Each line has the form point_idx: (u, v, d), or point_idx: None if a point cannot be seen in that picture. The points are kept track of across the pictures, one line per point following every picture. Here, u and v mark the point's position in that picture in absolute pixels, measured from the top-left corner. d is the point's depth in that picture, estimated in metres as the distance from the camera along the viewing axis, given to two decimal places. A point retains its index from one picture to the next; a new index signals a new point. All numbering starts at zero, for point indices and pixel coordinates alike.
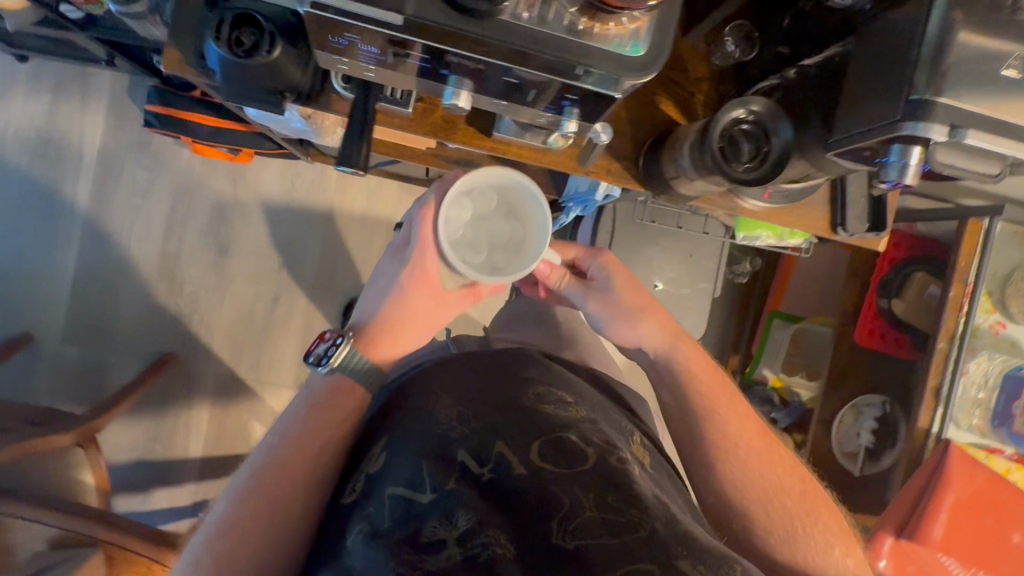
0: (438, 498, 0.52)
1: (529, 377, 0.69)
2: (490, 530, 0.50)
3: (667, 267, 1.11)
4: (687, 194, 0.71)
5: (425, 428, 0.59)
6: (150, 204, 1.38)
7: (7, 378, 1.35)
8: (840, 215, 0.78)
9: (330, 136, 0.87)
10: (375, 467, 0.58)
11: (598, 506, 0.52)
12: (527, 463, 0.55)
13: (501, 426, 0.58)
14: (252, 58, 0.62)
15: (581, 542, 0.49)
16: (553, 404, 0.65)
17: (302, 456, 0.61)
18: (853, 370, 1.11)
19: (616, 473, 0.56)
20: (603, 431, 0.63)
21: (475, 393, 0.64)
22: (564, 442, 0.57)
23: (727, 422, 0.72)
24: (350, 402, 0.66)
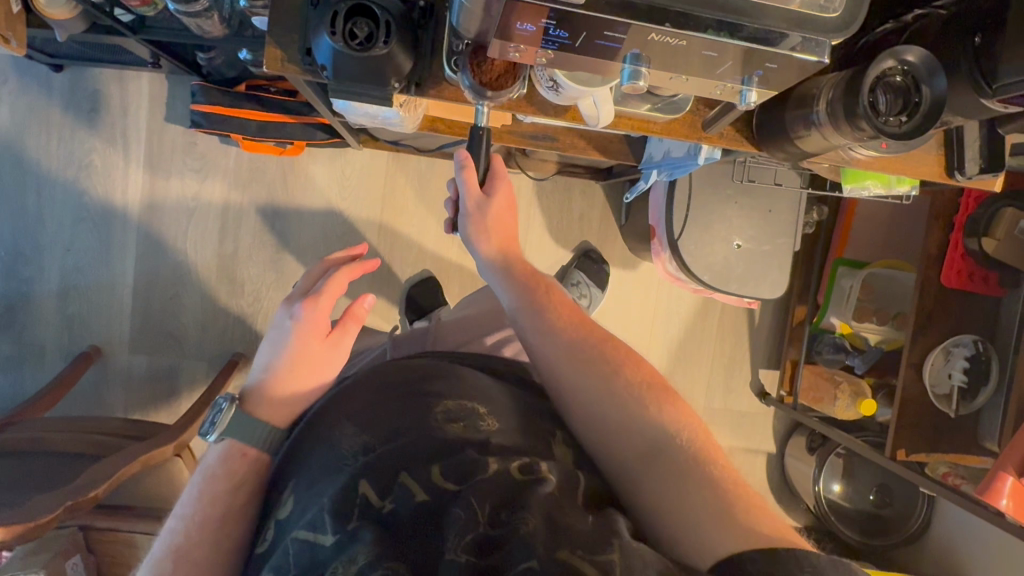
0: (339, 540, 0.51)
1: (435, 393, 0.64)
2: (388, 562, 0.48)
3: (747, 225, 1.10)
4: (814, 151, 0.69)
5: (327, 462, 0.58)
6: (201, 206, 1.36)
7: (81, 394, 1.35)
8: (956, 158, 0.76)
9: (410, 119, 0.86)
10: (283, 512, 0.57)
11: (492, 520, 0.50)
12: (429, 487, 0.54)
13: (396, 451, 0.57)
14: (369, 50, 0.60)
15: (470, 559, 0.47)
16: (462, 420, 0.60)
17: (199, 541, 0.59)
18: (940, 312, 1.10)
19: (524, 482, 0.54)
20: (519, 436, 0.61)
21: (375, 410, 0.62)
22: (465, 458, 0.56)
23: (562, 312, 0.72)
24: (247, 466, 0.64)
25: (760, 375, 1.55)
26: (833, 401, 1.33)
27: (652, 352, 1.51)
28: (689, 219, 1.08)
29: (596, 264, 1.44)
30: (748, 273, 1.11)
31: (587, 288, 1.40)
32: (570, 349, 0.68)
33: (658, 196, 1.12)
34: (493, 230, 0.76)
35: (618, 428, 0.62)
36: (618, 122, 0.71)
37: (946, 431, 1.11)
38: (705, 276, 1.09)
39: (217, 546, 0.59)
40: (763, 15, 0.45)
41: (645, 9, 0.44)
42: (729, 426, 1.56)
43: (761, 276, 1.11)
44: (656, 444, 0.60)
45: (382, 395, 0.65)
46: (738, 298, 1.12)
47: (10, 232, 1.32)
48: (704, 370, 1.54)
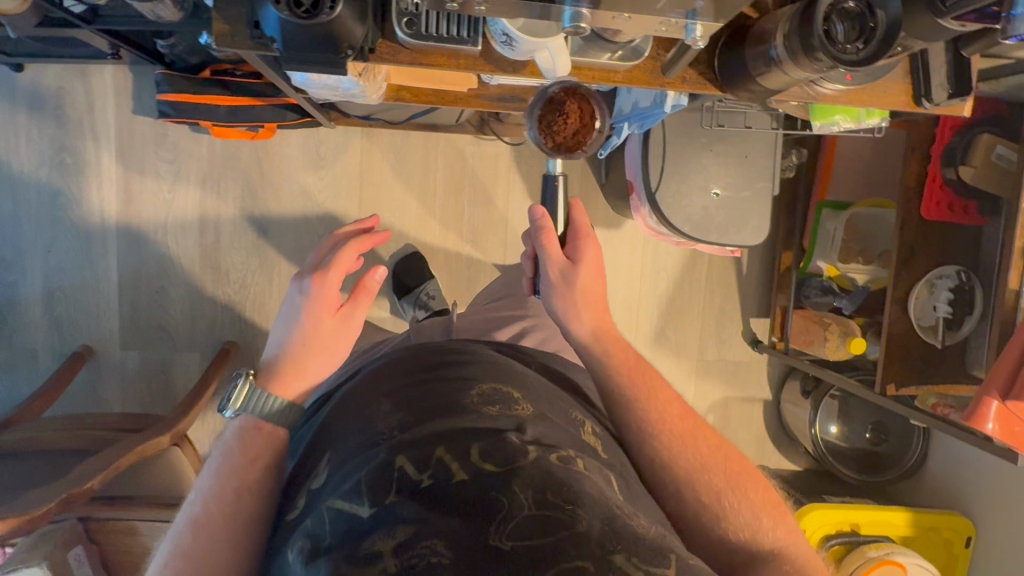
0: (376, 512, 0.52)
1: (471, 377, 0.67)
2: (427, 539, 0.49)
3: (724, 173, 1.09)
4: (777, 88, 0.68)
5: (364, 439, 0.60)
6: (178, 197, 1.35)
7: (77, 393, 1.36)
8: (923, 86, 0.75)
9: (373, 90, 0.86)
10: (316, 484, 0.60)
11: (536, 501, 0.52)
12: (468, 468, 0.54)
13: (433, 428, 0.58)
14: (315, 17, 0.59)
15: (516, 544, 0.48)
16: (498, 403, 0.63)
17: (217, 511, 0.62)
18: (922, 245, 1.10)
19: (564, 469, 0.55)
20: (554, 426, 0.62)
21: (415, 396, 0.65)
22: (506, 440, 0.57)
23: (665, 403, 0.73)
24: (260, 440, 0.67)
25: (752, 324, 1.56)
26: (823, 342, 1.34)
27: (642, 309, 1.52)
28: (665, 172, 1.08)
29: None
30: (729, 221, 1.10)
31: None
32: (677, 444, 0.70)
33: (633, 150, 1.11)
34: (586, 304, 0.78)
35: (721, 537, 0.66)
36: (579, 74, 0.70)
37: (934, 362, 1.12)
38: (685, 227, 1.09)
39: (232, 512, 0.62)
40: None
41: None
42: (723, 376, 1.58)
43: (742, 223, 1.11)
44: (760, 555, 0.64)
45: (410, 388, 0.67)
46: (721, 247, 1.12)
47: None
48: (695, 322, 1.55)
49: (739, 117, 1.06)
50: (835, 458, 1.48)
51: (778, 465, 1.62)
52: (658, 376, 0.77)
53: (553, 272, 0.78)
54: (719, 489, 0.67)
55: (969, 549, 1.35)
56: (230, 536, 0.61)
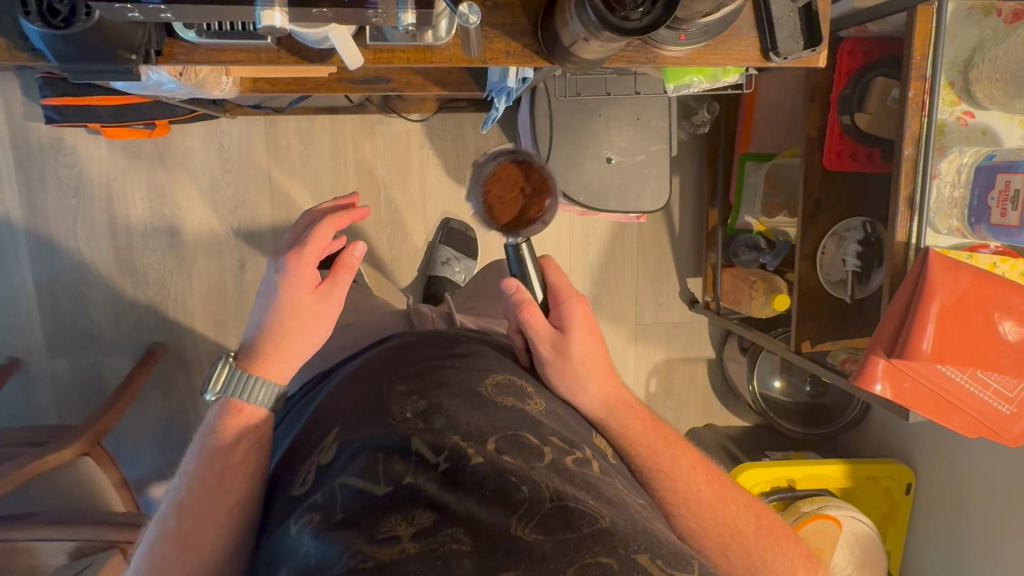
0: (392, 491, 0.57)
1: (486, 367, 0.73)
2: (447, 530, 0.54)
3: (617, 137, 1.05)
4: (597, 57, 0.65)
5: (380, 420, 0.64)
6: (85, 202, 1.33)
7: (10, 404, 1.37)
8: (770, 39, 0.70)
9: (216, 87, 0.82)
10: (325, 459, 0.64)
11: (559, 494, 0.58)
12: (485, 454, 0.61)
13: (457, 418, 0.64)
14: (72, 26, 0.55)
15: (540, 537, 0.54)
16: (512, 394, 0.70)
17: (203, 493, 0.64)
18: (829, 197, 1.06)
19: (581, 472, 0.63)
20: (563, 428, 0.69)
21: (430, 380, 0.70)
22: (524, 439, 0.64)
23: (689, 472, 0.78)
24: (243, 426, 0.66)
25: (688, 285, 1.53)
26: (749, 301, 1.31)
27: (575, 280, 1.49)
28: (555, 141, 1.04)
29: (465, 232, 1.43)
30: (625, 187, 1.07)
31: (459, 262, 1.42)
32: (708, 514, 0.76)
33: (524, 120, 1.07)
34: (597, 379, 0.77)
35: None
36: (392, 58, 0.65)
37: (849, 317, 1.09)
38: (580, 198, 1.05)
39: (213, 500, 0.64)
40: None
41: None
42: (662, 339, 1.56)
43: (640, 188, 1.07)
44: None
45: (426, 372, 0.71)
46: (622, 215, 1.08)
47: None
48: (630, 287, 1.52)
49: (598, 83, 1.01)
50: (776, 413, 1.48)
51: (727, 422, 1.62)
52: (671, 436, 0.81)
53: (548, 350, 0.75)
54: (751, 557, 0.76)
55: (910, 496, 1.34)
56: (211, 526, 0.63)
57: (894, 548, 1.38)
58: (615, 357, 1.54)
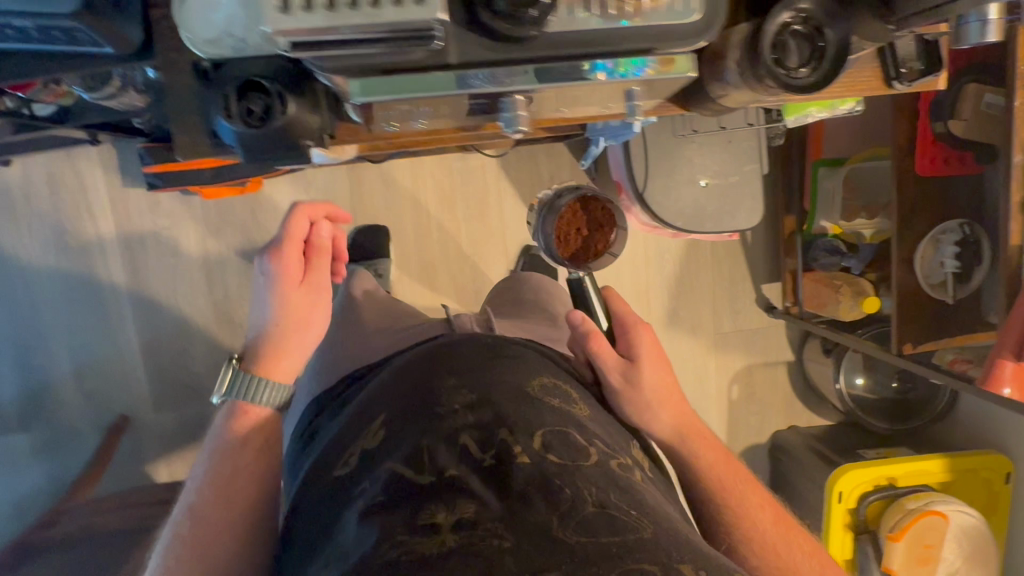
0: (436, 482, 0.64)
1: (531, 370, 0.80)
2: (487, 524, 0.59)
3: (710, 162, 1.08)
4: (734, 105, 0.68)
5: (430, 414, 0.71)
6: (183, 260, 1.38)
7: (122, 460, 1.42)
8: (892, 68, 0.73)
9: (343, 153, 0.86)
10: (371, 444, 0.71)
11: (598, 501, 0.62)
12: (532, 454, 0.66)
13: (501, 416, 0.70)
14: (270, 124, 0.60)
15: (579, 538, 0.58)
16: (559, 397, 0.76)
17: (214, 497, 0.70)
18: (923, 202, 1.09)
19: (624, 479, 0.67)
20: (604, 432, 0.75)
21: (479, 376, 0.77)
22: (571, 441, 0.69)
23: (758, 509, 0.78)
24: (252, 428, 0.74)
25: (764, 291, 1.56)
26: (836, 304, 1.32)
27: (653, 294, 1.52)
28: (651, 170, 1.06)
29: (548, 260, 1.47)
30: (721, 209, 1.10)
31: None
32: (783, 556, 0.74)
33: (616, 153, 1.10)
34: (668, 406, 0.82)
35: None
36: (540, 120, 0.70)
37: (949, 315, 1.11)
38: (678, 222, 1.09)
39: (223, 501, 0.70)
40: (616, 42, 0.43)
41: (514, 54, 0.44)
42: (741, 346, 1.59)
43: (736, 209, 1.10)
44: None
45: (475, 370, 0.78)
46: (718, 234, 1.12)
47: (15, 329, 1.33)
48: (707, 298, 1.55)
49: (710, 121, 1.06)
50: (864, 411, 1.49)
51: (809, 423, 1.64)
52: (745, 476, 0.81)
53: (614, 375, 0.83)
54: None
55: (1010, 485, 1.36)
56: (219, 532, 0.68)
57: (998, 539, 1.38)
58: (697, 368, 1.57)
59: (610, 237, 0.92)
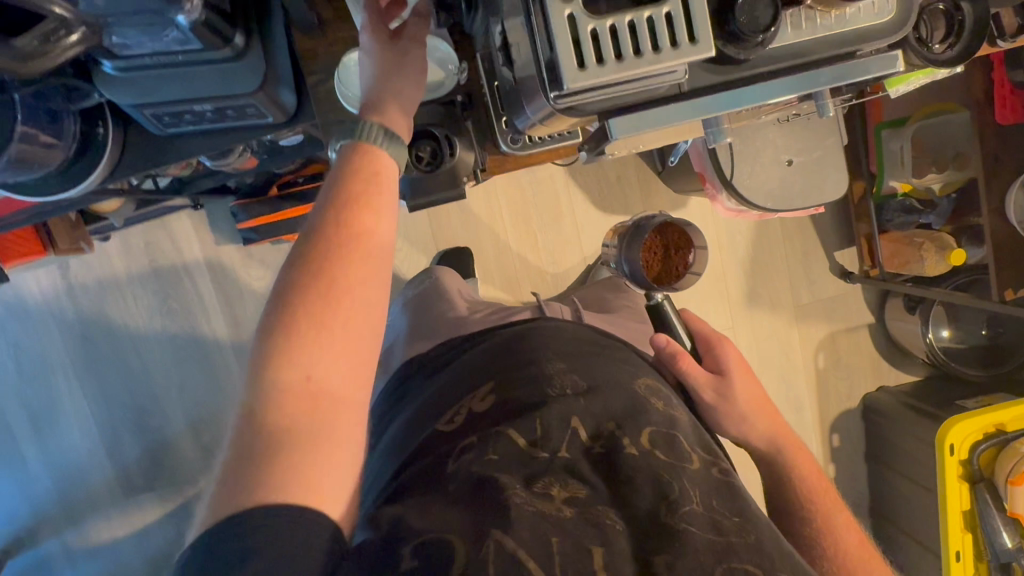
0: (547, 460, 0.62)
1: (632, 364, 0.80)
2: (598, 506, 0.58)
3: (791, 141, 1.12)
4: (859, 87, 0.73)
5: (539, 385, 0.72)
6: None
7: None
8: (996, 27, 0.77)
9: None
10: (475, 408, 0.72)
11: (704, 504, 0.59)
12: (641, 447, 0.64)
13: (611, 407, 0.69)
14: (439, 168, 0.65)
15: (691, 530, 0.55)
16: (663, 399, 0.74)
17: (331, 248, 0.51)
18: (1006, 150, 1.11)
19: (728, 484, 0.64)
20: (705, 438, 0.72)
21: (584, 361, 0.77)
22: (678, 443, 0.67)
23: (850, 534, 0.73)
24: (371, 163, 0.54)
25: (838, 258, 1.59)
26: (921, 261, 1.36)
27: (730, 277, 1.56)
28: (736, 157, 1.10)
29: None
30: (808, 184, 1.13)
31: None
32: None
33: (698, 146, 1.14)
34: (761, 418, 0.82)
35: None
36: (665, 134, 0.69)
37: None
38: (769, 203, 1.11)
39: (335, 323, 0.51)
40: (819, 51, 0.45)
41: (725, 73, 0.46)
42: (821, 315, 1.61)
43: (822, 182, 1.13)
44: None
45: (581, 357, 0.78)
46: (806, 210, 1.15)
47: (130, 394, 1.39)
48: (782, 273, 1.58)
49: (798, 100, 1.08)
50: (955, 361, 1.51)
51: (897, 381, 1.66)
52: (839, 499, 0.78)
53: (703, 392, 0.83)
54: None
55: None
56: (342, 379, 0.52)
57: None
58: (781, 341, 1.61)
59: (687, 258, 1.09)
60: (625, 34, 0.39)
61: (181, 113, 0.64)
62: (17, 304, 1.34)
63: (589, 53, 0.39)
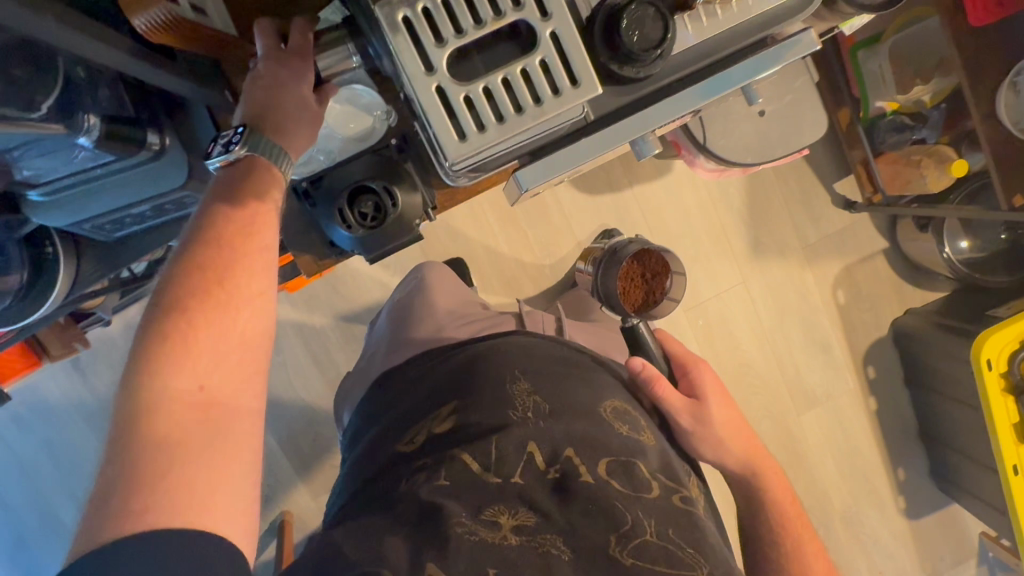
0: (504, 487, 0.75)
1: (596, 378, 0.88)
2: (548, 536, 0.71)
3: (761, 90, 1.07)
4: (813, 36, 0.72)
5: (503, 409, 0.81)
6: (288, 354, 1.43)
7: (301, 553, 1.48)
8: None
9: None
10: (439, 428, 0.82)
11: (658, 534, 0.71)
12: (594, 474, 0.76)
13: (571, 430, 0.79)
14: (386, 220, 0.63)
15: (634, 561, 0.68)
16: (628, 422, 0.84)
17: (196, 279, 0.56)
18: (989, 53, 1.05)
19: (679, 510, 0.76)
20: (666, 460, 0.83)
21: (546, 379, 0.85)
22: (637, 470, 0.78)
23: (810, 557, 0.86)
24: (253, 177, 0.59)
25: (839, 189, 1.54)
26: (922, 179, 1.32)
27: (730, 232, 1.52)
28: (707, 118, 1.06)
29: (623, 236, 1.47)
30: (785, 132, 1.09)
31: None
32: None
33: None
34: (737, 441, 0.92)
35: None
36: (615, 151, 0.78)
37: None
38: (750, 158, 1.08)
39: (228, 332, 0.56)
40: (729, 43, 0.53)
41: (639, 88, 0.53)
42: (832, 250, 1.56)
43: (799, 125, 1.09)
44: None
45: (548, 376, 0.86)
46: (789, 156, 1.11)
47: None
48: (784, 216, 1.54)
49: None
50: (979, 272, 1.46)
51: (925, 301, 1.61)
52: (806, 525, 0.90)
53: (685, 416, 0.92)
54: None
55: None
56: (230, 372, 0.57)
57: None
58: (796, 286, 1.57)
59: (665, 284, 1.22)
60: (502, 94, 0.48)
61: (121, 219, 0.67)
62: (41, 403, 1.37)
63: (468, 123, 0.48)
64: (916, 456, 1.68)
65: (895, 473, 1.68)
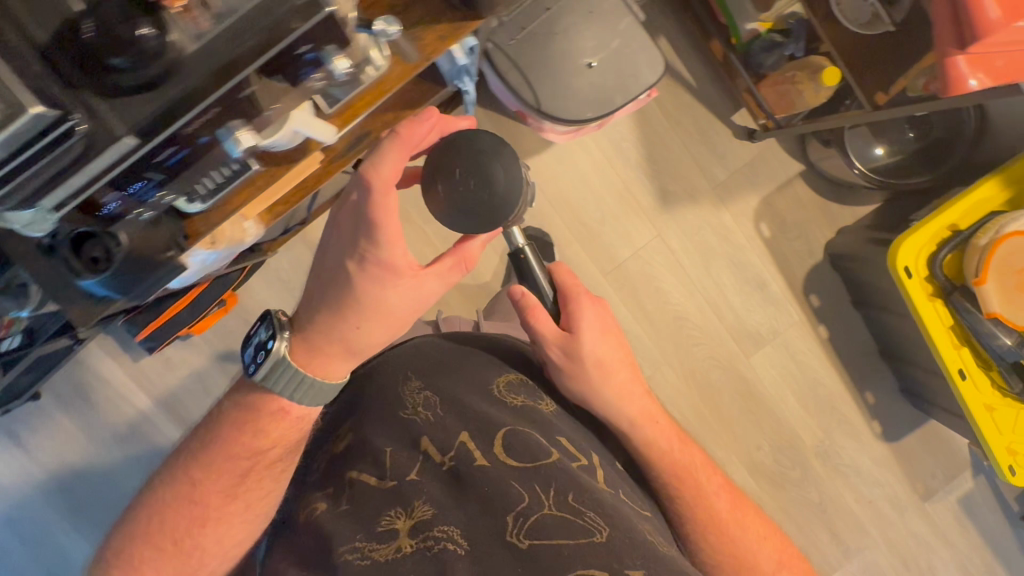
0: (400, 485, 0.76)
1: (487, 364, 0.91)
2: (446, 530, 0.70)
3: (586, 40, 1.03)
4: None
5: (395, 412, 0.84)
6: (216, 394, 1.46)
7: None
8: None
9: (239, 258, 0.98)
10: (345, 444, 0.85)
11: (555, 506, 0.71)
12: (491, 455, 0.76)
13: (464, 417, 0.80)
14: None
15: (532, 542, 0.68)
16: (522, 393, 0.87)
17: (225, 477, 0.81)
18: None
19: (582, 475, 0.77)
20: (565, 431, 0.84)
21: (435, 370, 0.88)
22: (531, 441, 0.78)
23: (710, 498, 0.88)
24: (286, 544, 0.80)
25: (737, 121, 1.49)
26: (800, 95, 1.26)
27: (633, 187, 1.49)
28: (535, 79, 1.03)
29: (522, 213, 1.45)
30: (621, 78, 1.05)
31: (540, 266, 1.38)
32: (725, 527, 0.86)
33: (498, 87, 1.09)
34: (630, 395, 0.89)
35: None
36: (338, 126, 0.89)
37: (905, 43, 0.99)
38: (591, 112, 1.05)
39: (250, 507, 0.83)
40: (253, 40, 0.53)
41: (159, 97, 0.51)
42: (745, 185, 1.51)
43: (634, 69, 1.05)
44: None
45: (442, 369, 0.88)
46: (634, 101, 1.07)
47: None
48: (684, 160, 1.49)
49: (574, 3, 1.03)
50: (898, 177, 1.38)
51: (856, 216, 1.54)
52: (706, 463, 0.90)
53: (561, 355, 0.88)
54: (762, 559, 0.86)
55: None
56: (260, 415, 0.78)
57: None
58: (715, 228, 1.52)
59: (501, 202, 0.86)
60: None
61: None
62: None
63: None
64: (882, 377, 1.61)
65: (864, 399, 1.61)
